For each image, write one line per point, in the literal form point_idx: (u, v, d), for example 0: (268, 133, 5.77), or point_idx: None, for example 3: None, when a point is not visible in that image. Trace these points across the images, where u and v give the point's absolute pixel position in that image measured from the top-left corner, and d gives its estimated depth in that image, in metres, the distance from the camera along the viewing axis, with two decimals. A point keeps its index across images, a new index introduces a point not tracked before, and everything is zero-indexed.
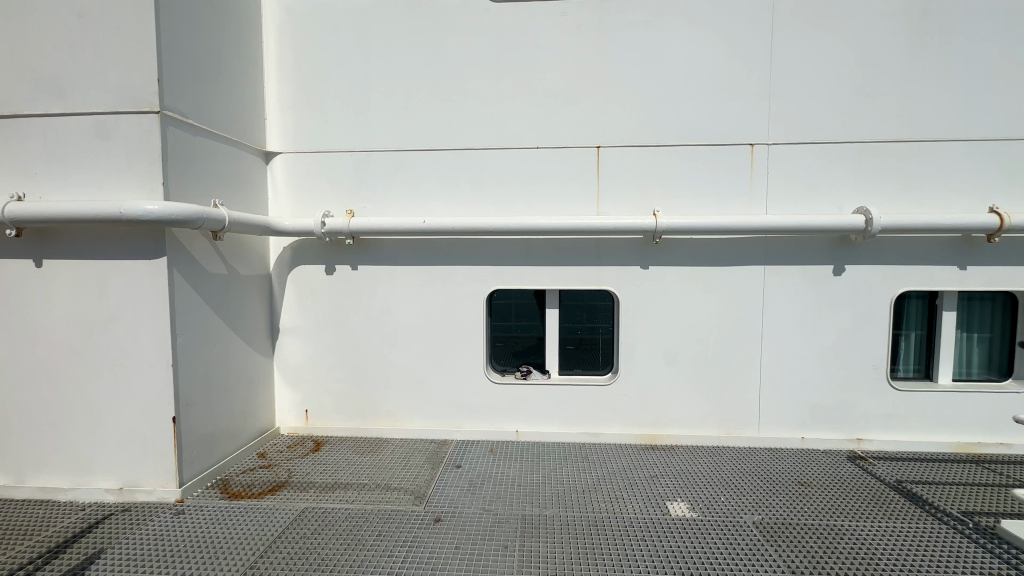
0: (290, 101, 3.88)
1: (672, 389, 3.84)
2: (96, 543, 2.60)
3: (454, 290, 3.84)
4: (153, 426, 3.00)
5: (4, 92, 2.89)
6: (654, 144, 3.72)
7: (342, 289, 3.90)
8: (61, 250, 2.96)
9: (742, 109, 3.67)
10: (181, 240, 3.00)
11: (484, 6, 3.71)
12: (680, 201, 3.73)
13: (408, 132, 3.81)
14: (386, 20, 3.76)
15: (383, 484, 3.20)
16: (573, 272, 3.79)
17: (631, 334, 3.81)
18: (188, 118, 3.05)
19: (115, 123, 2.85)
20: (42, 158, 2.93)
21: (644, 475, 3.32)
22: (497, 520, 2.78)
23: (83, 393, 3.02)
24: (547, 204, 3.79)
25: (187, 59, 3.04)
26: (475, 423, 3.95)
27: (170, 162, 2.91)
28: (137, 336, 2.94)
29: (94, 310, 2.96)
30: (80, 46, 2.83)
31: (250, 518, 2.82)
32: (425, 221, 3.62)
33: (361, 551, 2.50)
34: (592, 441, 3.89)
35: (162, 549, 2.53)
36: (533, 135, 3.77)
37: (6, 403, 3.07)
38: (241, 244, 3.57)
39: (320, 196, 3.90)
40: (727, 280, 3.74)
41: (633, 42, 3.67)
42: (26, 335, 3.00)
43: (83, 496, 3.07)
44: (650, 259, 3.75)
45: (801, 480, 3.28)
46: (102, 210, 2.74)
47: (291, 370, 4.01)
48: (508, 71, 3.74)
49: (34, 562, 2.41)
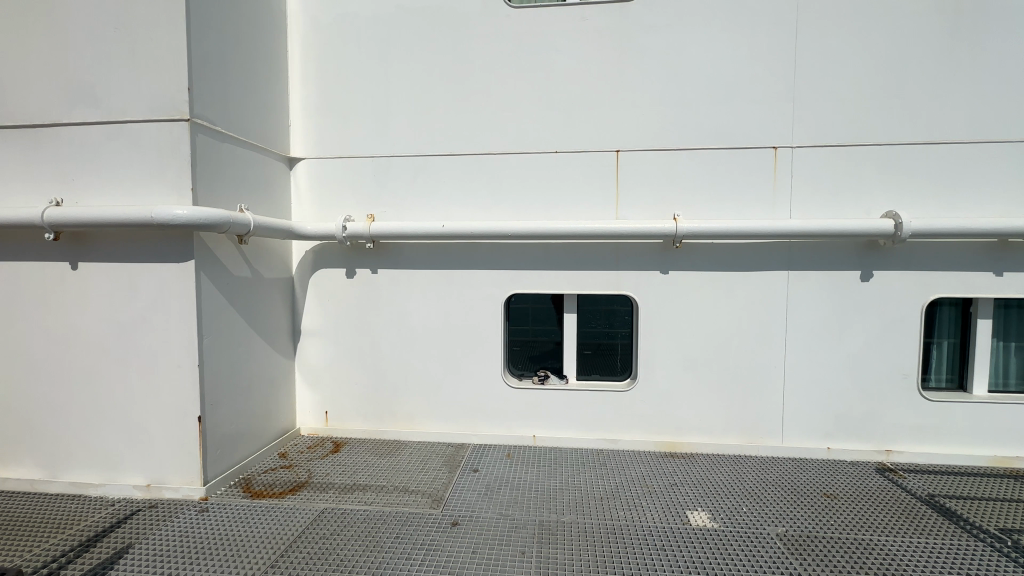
0: (314, 108, 3.96)
1: (692, 397, 3.78)
2: (124, 538, 2.67)
3: (472, 294, 3.85)
4: (179, 424, 3.07)
5: (45, 102, 3.02)
6: (674, 147, 3.68)
7: (363, 293, 3.95)
8: (95, 253, 3.06)
9: (765, 111, 3.61)
10: (208, 244, 3.08)
11: (504, 12, 3.74)
12: (701, 205, 3.69)
13: (427, 137, 3.85)
14: (407, 27, 3.82)
15: (400, 486, 3.23)
16: (591, 277, 3.77)
17: (650, 339, 3.77)
18: (216, 125, 3.14)
19: (146, 130, 2.95)
20: (80, 164, 3.05)
21: (663, 483, 3.27)
22: (514, 525, 2.77)
23: (114, 391, 3.12)
24: (566, 209, 3.78)
25: (217, 67, 3.14)
26: (492, 427, 3.94)
27: (199, 168, 3.00)
28: (166, 337, 3.03)
29: (126, 311, 3.06)
30: (115, 57, 2.94)
31: (271, 518, 2.87)
32: (444, 226, 3.64)
33: (379, 553, 2.52)
34: (609, 448, 3.85)
35: (187, 546, 2.59)
36: (551, 140, 3.77)
37: (42, 401, 3.18)
38: (265, 248, 3.65)
39: (341, 201, 3.96)
40: (750, 286, 3.67)
41: (652, 45, 3.65)
42: (62, 334, 3.12)
43: (112, 492, 3.16)
44: (669, 264, 3.71)
45: (828, 492, 3.18)
46: (134, 215, 2.83)
47: (312, 371, 4.07)
48: (527, 75, 3.76)
49: (67, 555, 2.49)
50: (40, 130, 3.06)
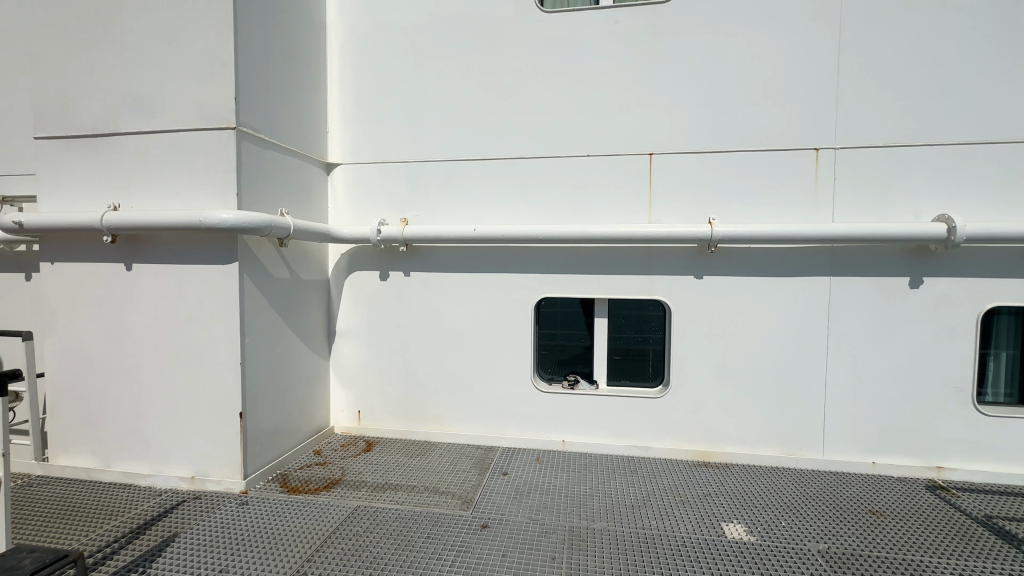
0: (350, 114, 4.08)
1: (727, 405, 3.68)
2: (171, 527, 2.80)
3: (503, 297, 3.87)
4: (222, 419, 3.20)
5: (104, 113, 3.22)
6: (709, 150, 3.61)
7: (396, 295, 4.02)
8: (148, 255, 3.24)
9: (806, 112, 3.50)
10: (251, 246, 3.21)
11: (536, 17, 3.76)
12: (737, 208, 3.60)
13: (459, 141, 3.91)
14: (441, 34, 3.89)
15: (431, 487, 3.26)
16: (622, 281, 3.73)
17: (682, 346, 3.70)
18: (260, 132, 3.27)
19: (195, 138, 3.11)
20: (135, 171, 3.23)
21: (697, 493, 3.19)
22: (544, 530, 2.75)
23: (162, 386, 3.28)
24: (597, 212, 3.76)
25: (260, 77, 3.27)
26: (521, 430, 3.94)
27: (243, 174, 3.13)
28: (210, 335, 3.16)
29: (174, 310, 3.21)
30: (168, 69, 3.10)
31: (307, 513, 2.95)
32: (476, 229, 3.68)
33: (412, 552, 2.55)
34: (640, 455, 3.78)
35: (228, 538, 2.69)
36: (583, 143, 3.76)
37: (98, 395, 3.38)
38: (303, 251, 3.77)
39: (376, 205, 4.05)
40: (789, 292, 3.56)
41: (687, 46, 3.60)
42: (116, 331, 3.30)
43: (159, 482, 3.32)
44: (704, 269, 3.63)
45: (873, 509, 3.02)
46: (183, 219, 2.98)
47: (345, 371, 4.17)
48: (559, 79, 3.76)
49: (119, 541, 2.63)
50: (99, 139, 3.26)
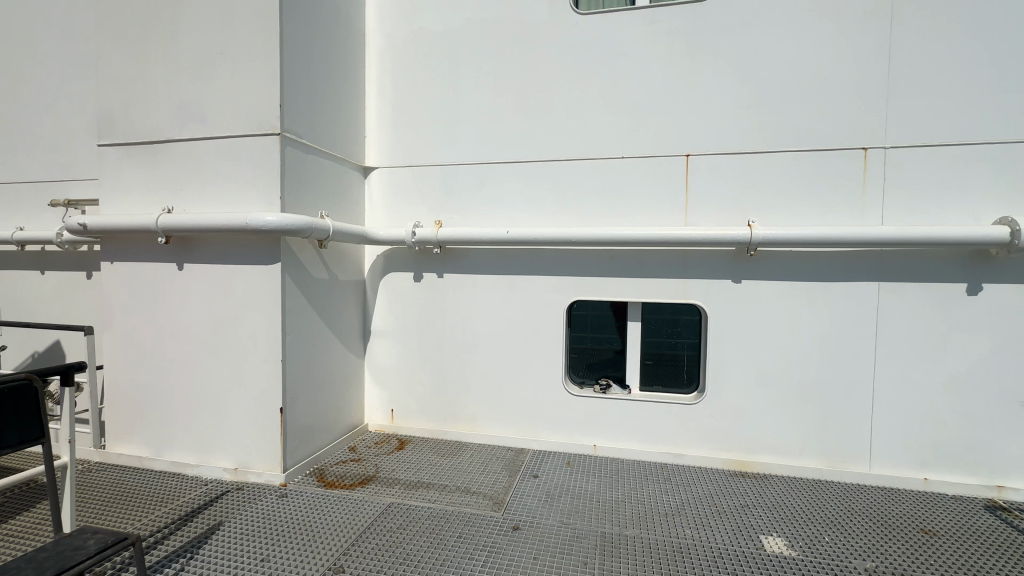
0: (388, 119, 4.17)
1: (766, 414, 3.56)
2: (216, 516, 2.92)
3: (535, 299, 3.87)
4: (263, 414, 3.32)
5: (160, 121, 3.41)
6: (749, 151, 3.52)
7: (430, 296, 4.08)
8: (198, 255, 3.40)
9: (854, 110, 3.36)
10: (292, 248, 3.33)
11: (571, 20, 3.76)
12: (778, 210, 3.49)
13: (494, 145, 3.94)
14: (477, 39, 3.93)
15: (462, 487, 3.29)
16: (657, 285, 3.67)
17: (719, 351, 3.61)
18: (302, 137, 3.39)
19: (243, 144, 3.25)
20: (187, 175, 3.40)
21: (733, 504, 3.10)
22: (575, 535, 2.73)
23: (209, 380, 3.43)
24: (632, 214, 3.71)
25: (304, 85, 3.40)
26: (552, 434, 3.93)
27: (286, 178, 3.25)
28: (254, 333, 3.29)
29: (221, 309, 3.36)
30: (219, 79, 3.26)
31: (343, 508, 3.03)
32: (509, 231, 3.69)
33: (444, 551, 2.58)
34: (674, 462, 3.70)
35: (269, 529, 2.79)
36: (618, 145, 3.72)
37: (151, 387, 3.57)
38: (341, 252, 3.88)
39: (411, 208, 4.13)
40: (834, 298, 3.42)
41: (727, 45, 3.52)
42: (169, 327, 3.49)
43: (205, 472, 3.47)
44: (742, 273, 3.54)
45: (926, 527, 2.86)
46: (231, 221, 3.11)
47: (379, 370, 4.26)
48: (594, 81, 3.74)
49: (169, 527, 2.77)
50: (156, 145, 3.45)
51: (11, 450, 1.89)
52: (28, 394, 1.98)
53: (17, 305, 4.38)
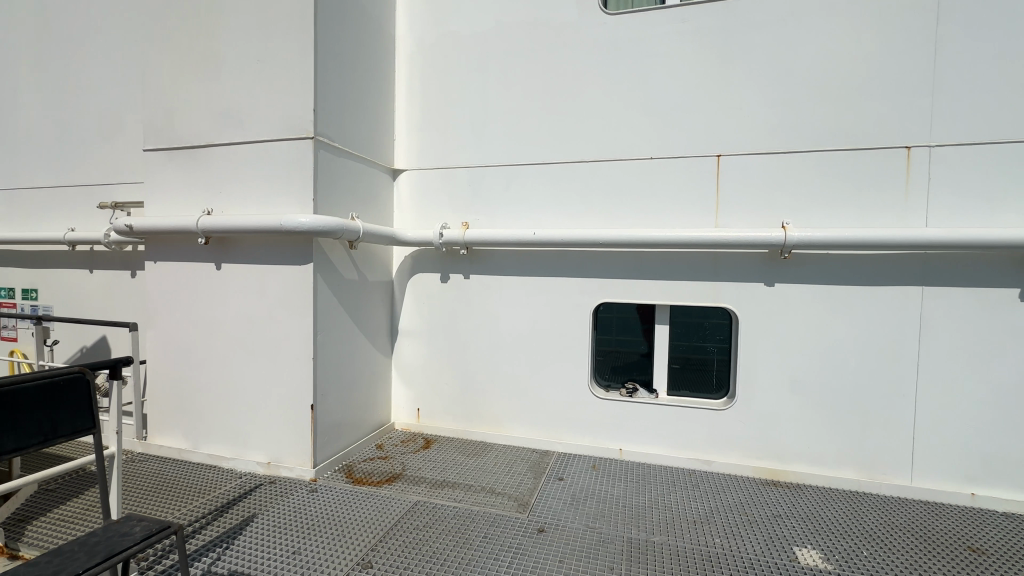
0: (416, 122, 4.23)
1: (799, 422, 3.45)
2: (250, 508, 3.02)
3: (561, 301, 3.86)
4: (295, 410, 3.41)
5: (202, 126, 3.55)
6: (784, 151, 3.42)
7: (456, 297, 4.12)
8: (235, 255, 3.52)
9: (896, 107, 3.24)
10: (324, 249, 3.42)
11: (599, 20, 3.74)
12: (814, 212, 3.38)
13: (521, 147, 3.95)
14: (505, 41, 3.96)
15: (488, 487, 3.30)
16: (686, 288, 3.60)
17: (750, 356, 3.52)
18: (334, 141, 3.48)
19: (278, 148, 3.36)
20: (226, 178, 3.53)
21: (765, 514, 3.01)
22: (601, 539, 2.71)
23: (244, 376, 3.55)
24: (660, 216, 3.66)
25: (336, 89, 3.48)
26: (577, 437, 3.90)
27: (319, 180, 3.33)
28: (287, 331, 3.39)
29: (256, 307, 3.47)
30: (256, 86, 3.37)
31: (370, 505, 3.08)
32: (536, 233, 3.68)
33: (470, 550, 2.60)
34: (702, 469, 3.62)
35: (300, 522, 2.86)
36: (646, 146, 3.68)
37: (190, 382, 3.72)
38: (370, 253, 3.96)
39: (439, 209, 4.18)
40: (873, 302, 3.29)
41: (760, 43, 3.44)
42: (207, 324, 3.62)
43: (240, 466, 3.59)
44: (775, 276, 3.44)
45: (974, 546, 2.71)
46: (266, 222, 3.21)
47: (406, 370, 4.32)
48: (622, 82, 3.71)
49: (207, 518, 2.87)
50: (197, 150, 3.60)
51: (64, 439, 2.00)
52: (81, 387, 2.08)
53: (68, 302, 4.63)
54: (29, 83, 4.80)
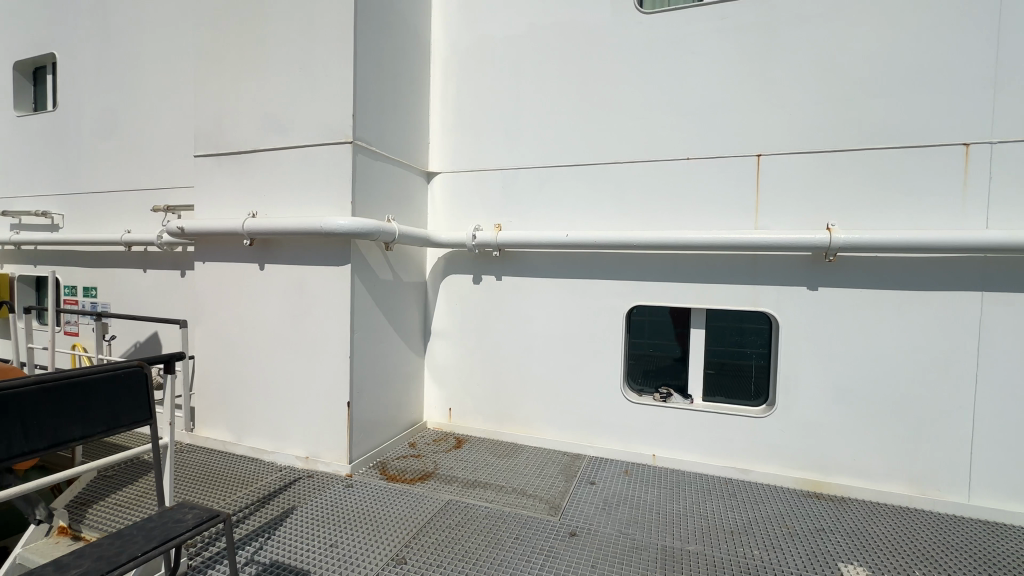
0: (451, 125, 4.29)
1: (844, 432, 3.31)
2: (290, 500, 3.12)
3: (594, 304, 3.83)
4: (332, 407, 3.51)
5: (248, 132, 3.71)
6: (829, 149, 3.29)
7: (488, 299, 4.15)
8: (277, 256, 3.66)
9: (953, 102, 3.06)
10: (362, 250, 3.50)
11: (635, 20, 3.69)
12: (861, 213, 3.24)
13: (554, 148, 3.95)
14: (539, 44, 3.97)
15: (519, 489, 3.31)
16: (724, 291, 3.51)
17: (792, 363, 3.40)
18: (372, 145, 3.56)
19: (319, 152, 3.47)
20: (270, 182, 3.67)
21: (807, 527, 2.89)
22: (634, 546, 2.67)
23: (285, 372, 3.68)
24: (697, 217, 3.58)
25: (374, 94, 3.57)
26: (609, 441, 3.86)
27: (358, 183, 3.43)
28: (325, 329, 3.49)
29: (297, 307, 3.60)
30: (299, 92, 3.50)
31: (403, 502, 3.13)
32: (569, 235, 3.66)
33: (501, 551, 2.61)
34: (739, 478, 3.52)
35: (336, 516, 2.94)
36: (683, 146, 3.61)
37: (234, 377, 3.88)
38: (405, 254, 4.03)
39: (472, 211, 4.21)
40: (927, 308, 3.12)
41: (804, 38, 3.32)
42: (251, 322, 3.77)
43: (280, 459, 3.72)
44: (819, 279, 3.31)
45: None
46: (307, 224, 3.32)
47: (438, 370, 4.38)
48: (658, 81, 3.66)
49: (250, 508, 2.99)
50: (244, 156, 3.76)
51: (124, 430, 2.13)
52: (138, 380, 2.20)
53: (125, 300, 4.91)
54: (91, 94, 5.13)
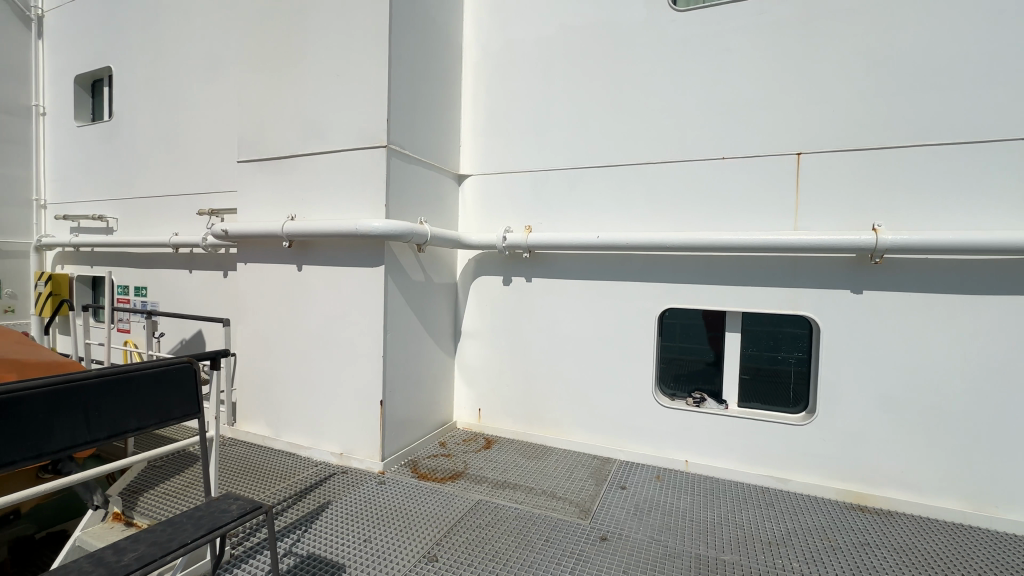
0: (482, 128, 4.33)
1: (891, 442, 3.16)
2: (325, 495, 3.21)
3: (626, 305, 3.78)
4: (366, 404, 3.59)
5: (288, 138, 3.84)
6: (875, 146, 3.16)
7: (518, 300, 4.16)
8: (314, 258, 3.77)
9: (1013, 95, 2.89)
10: (395, 252, 3.58)
11: (669, 18, 3.64)
12: (910, 213, 3.09)
13: (585, 149, 3.93)
14: (571, 45, 3.96)
15: (549, 491, 3.30)
16: (761, 293, 3.41)
17: (834, 369, 3.26)
18: (406, 148, 3.63)
19: (355, 156, 3.56)
20: (308, 186, 3.80)
21: (851, 540, 2.77)
22: (667, 553, 2.62)
23: (321, 370, 3.79)
24: (733, 219, 3.50)
25: (408, 99, 3.64)
26: (640, 445, 3.80)
27: (392, 186, 3.50)
28: (360, 329, 3.58)
29: (333, 307, 3.70)
30: (336, 98, 3.60)
31: (434, 500, 3.17)
32: (600, 237, 3.63)
33: (532, 552, 2.61)
34: (777, 487, 3.40)
35: (369, 512, 3.01)
36: (718, 145, 3.53)
37: (273, 374, 4.02)
38: (436, 256, 4.09)
39: (503, 213, 4.23)
40: (982, 313, 2.95)
41: (847, 31, 3.20)
42: (289, 321, 3.90)
43: (315, 454, 3.83)
44: (864, 282, 3.17)
45: None
46: (343, 227, 3.41)
47: (468, 370, 4.41)
48: (693, 80, 3.59)
49: (287, 502, 3.09)
50: (284, 161, 3.90)
51: (175, 422, 2.24)
52: (187, 376, 2.31)
53: (172, 299, 5.17)
54: (143, 104, 5.42)
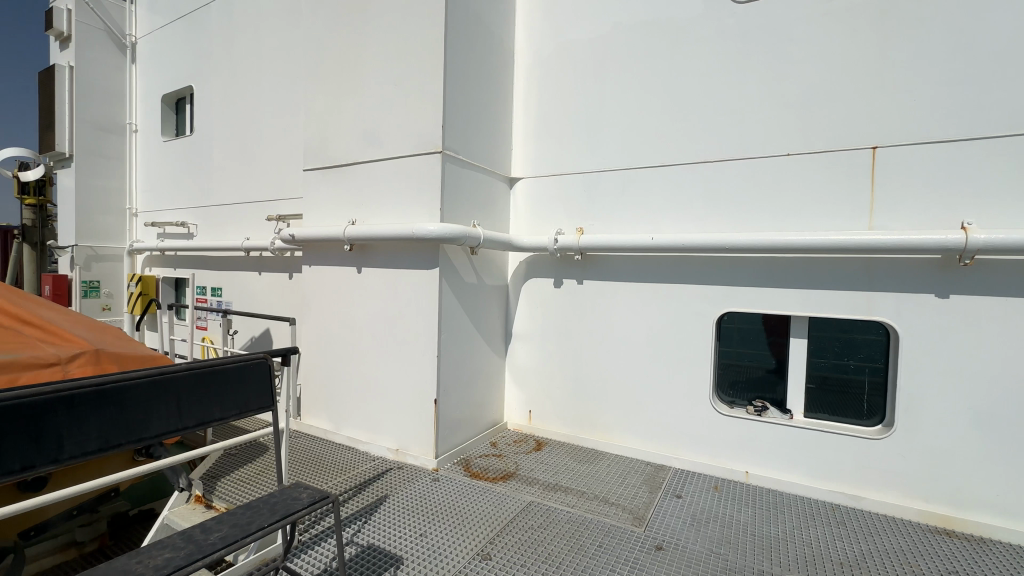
0: (533, 131, 4.35)
1: (981, 461, 2.88)
2: (382, 489, 3.34)
3: (681, 309, 3.67)
4: (420, 402, 3.70)
5: (349, 147, 4.04)
6: (963, 138, 2.89)
7: (569, 303, 4.15)
8: (373, 260, 3.94)
9: None
10: (448, 255, 3.67)
11: (728, 12, 3.51)
12: (1004, 210, 2.81)
13: (638, 150, 3.86)
14: (624, 45, 3.91)
15: (600, 496, 3.26)
16: (829, 297, 3.21)
17: (915, 380, 3.01)
18: (459, 154, 3.72)
19: (411, 162, 3.69)
20: (368, 191, 3.97)
21: (936, 567, 2.54)
22: (727, 568, 2.52)
23: (379, 369, 3.94)
24: (798, 218, 3.31)
25: (462, 105, 3.72)
26: (697, 454, 3.67)
27: (446, 191, 3.59)
28: (415, 329, 3.70)
29: (390, 308, 3.84)
30: (394, 107, 3.75)
31: (487, 499, 3.22)
32: (654, 238, 3.54)
33: (585, 557, 2.59)
34: (849, 504, 3.18)
35: (424, 507, 3.10)
36: (782, 141, 3.36)
37: (335, 371, 4.23)
38: (488, 258, 4.16)
39: (554, 215, 4.24)
40: None
41: (930, 15, 2.96)
42: (349, 321, 4.09)
43: (373, 449, 3.99)
44: (950, 286, 2.91)
45: None
46: (400, 230, 3.54)
47: (519, 372, 4.44)
48: (754, 74, 3.44)
49: (347, 494, 3.23)
50: (345, 168, 4.10)
51: (252, 414, 2.41)
52: (263, 371, 2.48)
53: (244, 299, 5.55)
54: (221, 119, 5.87)
